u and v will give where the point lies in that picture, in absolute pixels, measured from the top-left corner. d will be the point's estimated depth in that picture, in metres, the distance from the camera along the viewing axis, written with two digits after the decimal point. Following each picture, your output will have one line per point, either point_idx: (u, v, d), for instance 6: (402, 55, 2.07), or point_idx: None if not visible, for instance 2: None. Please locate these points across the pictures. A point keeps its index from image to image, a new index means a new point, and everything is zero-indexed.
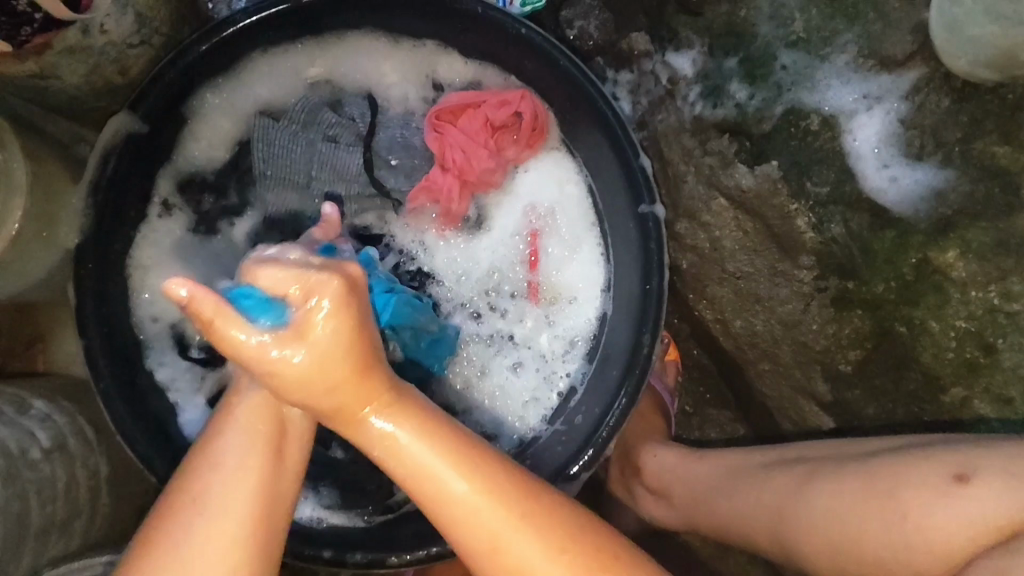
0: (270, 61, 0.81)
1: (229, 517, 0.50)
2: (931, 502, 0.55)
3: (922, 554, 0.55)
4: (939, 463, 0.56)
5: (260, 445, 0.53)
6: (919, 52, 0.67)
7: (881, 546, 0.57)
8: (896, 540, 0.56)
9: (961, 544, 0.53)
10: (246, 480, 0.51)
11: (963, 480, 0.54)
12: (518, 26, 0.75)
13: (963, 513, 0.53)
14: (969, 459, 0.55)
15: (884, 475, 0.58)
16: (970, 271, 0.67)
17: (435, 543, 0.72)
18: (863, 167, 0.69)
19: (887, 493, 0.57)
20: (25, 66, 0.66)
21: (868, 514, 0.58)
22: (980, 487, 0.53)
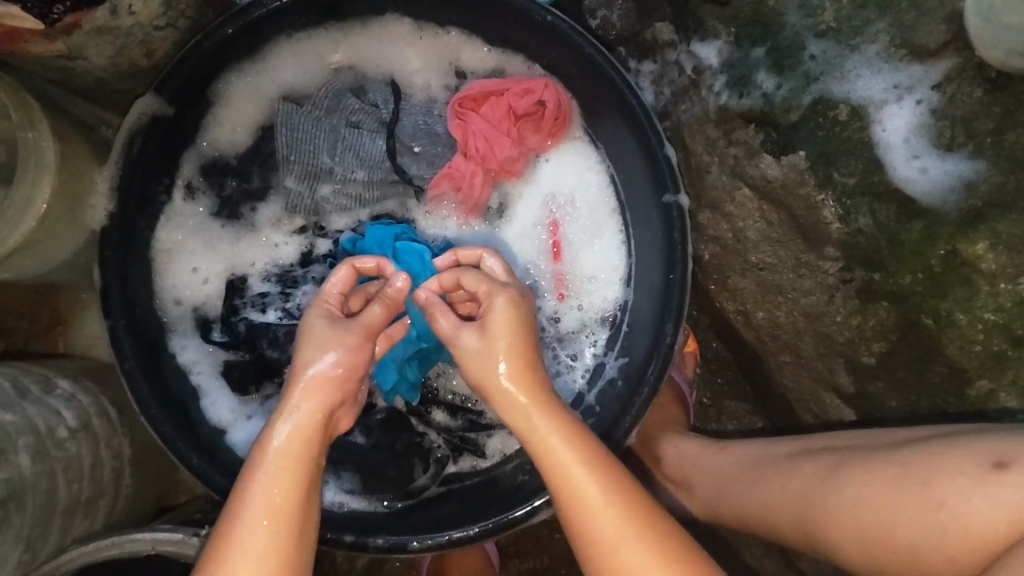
0: (295, 46, 0.81)
1: (271, 552, 0.51)
2: (969, 490, 0.55)
3: (955, 540, 0.55)
4: (974, 451, 0.56)
5: (294, 485, 0.54)
6: (952, 42, 0.66)
7: (915, 534, 0.57)
8: (929, 530, 0.56)
9: (998, 531, 0.53)
10: (283, 510, 0.53)
11: (1001, 468, 0.54)
12: (544, 13, 0.74)
13: (1000, 500, 0.53)
14: (1008, 448, 0.55)
15: (917, 463, 0.58)
16: (1000, 263, 0.66)
17: (456, 529, 0.72)
18: (893, 158, 0.69)
19: (921, 481, 0.57)
20: (54, 46, 0.66)
21: (902, 502, 0.58)
22: (1018, 474, 0.53)
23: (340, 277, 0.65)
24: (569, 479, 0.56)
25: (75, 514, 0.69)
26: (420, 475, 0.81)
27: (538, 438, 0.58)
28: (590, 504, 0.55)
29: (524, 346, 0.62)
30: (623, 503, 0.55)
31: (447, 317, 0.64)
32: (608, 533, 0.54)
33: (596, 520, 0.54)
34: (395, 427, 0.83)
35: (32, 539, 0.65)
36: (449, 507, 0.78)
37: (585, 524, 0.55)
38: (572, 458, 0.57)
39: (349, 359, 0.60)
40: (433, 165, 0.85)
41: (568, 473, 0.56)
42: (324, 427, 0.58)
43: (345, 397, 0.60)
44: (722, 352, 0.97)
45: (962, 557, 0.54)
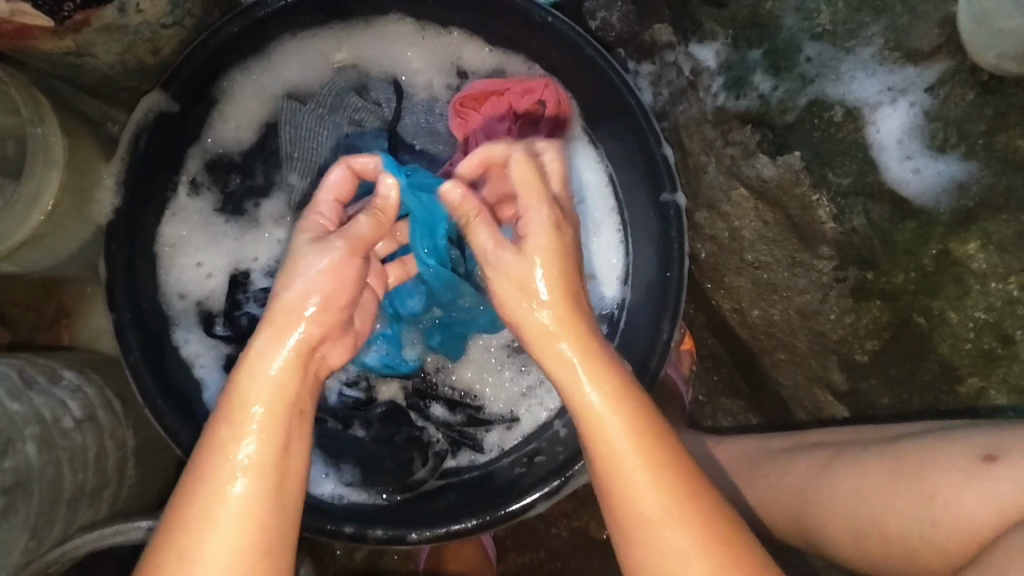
0: (299, 44, 0.82)
1: (243, 504, 0.49)
2: (962, 483, 0.56)
3: (946, 531, 0.56)
4: (967, 445, 0.57)
5: (273, 430, 0.52)
6: (945, 45, 0.68)
7: (906, 526, 0.58)
8: (921, 521, 0.57)
9: (989, 521, 0.54)
10: (266, 452, 0.51)
11: (992, 460, 0.55)
12: (545, 14, 0.75)
13: (991, 492, 0.54)
14: (1000, 442, 0.56)
15: (910, 456, 0.59)
16: (990, 263, 0.67)
17: (454, 522, 0.73)
18: (886, 158, 0.70)
19: (914, 474, 0.58)
20: (62, 43, 0.67)
21: (894, 495, 0.59)
22: (1009, 467, 0.54)
23: (339, 182, 0.61)
24: (610, 438, 0.55)
25: (81, 503, 0.70)
26: (419, 468, 0.82)
27: (574, 392, 0.57)
28: (630, 471, 0.54)
29: (566, 270, 0.62)
30: (660, 467, 0.54)
31: (484, 229, 0.62)
32: (649, 503, 0.53)
33: (633, 489, 0.53)
34: (395, 421, 0.84)
35: (38, 526, 0.66)
36: (448, 499, 0.79)
37: (620, 490, 0.54)
38: (613, 417, 0.56)
39: (328, 288, 0.57)
40: (433, 163, 0.86)
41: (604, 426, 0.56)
42: (303, 370, 0.55)
43: (328, 331, 0.58)
44: (717, 349, 0.98)
45: (951, 547, 0.55)
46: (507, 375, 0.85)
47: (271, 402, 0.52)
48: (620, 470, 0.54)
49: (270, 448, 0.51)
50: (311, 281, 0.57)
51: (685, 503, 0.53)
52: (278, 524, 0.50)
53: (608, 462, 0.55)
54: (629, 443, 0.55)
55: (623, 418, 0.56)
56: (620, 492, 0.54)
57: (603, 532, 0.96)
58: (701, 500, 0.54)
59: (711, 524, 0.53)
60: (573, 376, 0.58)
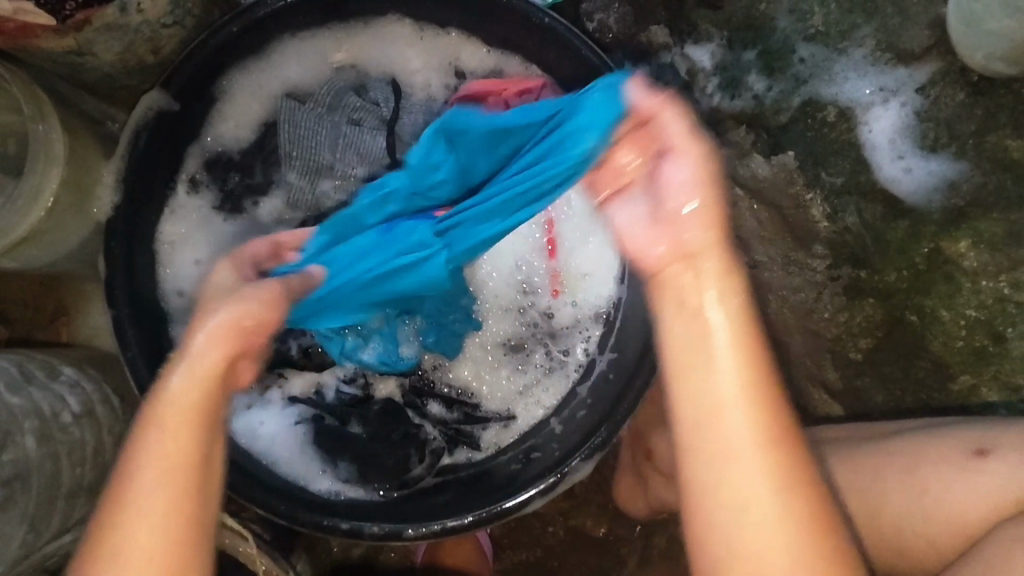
0: (299, 44, 0.84)
1: (153, 508, 0.48)
2: (956, 475, 0.58)
3: (944, 527, 0.57)
4: (960, 440, 0.59)
5: (183, 442, 0.50)
6: (935, 46, 0.69)
7: (900, 519, 0.58)
8: (913, 514, 0.58)
9: (980, 512, 0.56)
10: (178, 466, 0.49)
11: (983, 454, 0.58)
12: (542, 16, 0.77)
13: (984, 487, 0.57)
14: (990, 436, 0.59)
15: (904, 449, 0.60)
16: (981, 261, 0.69)
17: (449, 518, 0.74)
18: (878, 158, 0.71)
19: (908, 468, 0.59)
20: (64, 42, 0.68)
21: (890, 490, 0.59)
22: (999, 459, 0.57)
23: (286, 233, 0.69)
24: (719, 371, 0.49)
25: (79, 498, 0.70)
26: (416, 465, 0.83)
27: (692, 309, 0.50)
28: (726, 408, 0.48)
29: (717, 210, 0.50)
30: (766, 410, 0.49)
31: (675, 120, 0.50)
32: (742, 441, 0.48)
33: (723, 424, 0.48)
34: (393, 419, 0.84)
35: (37, 520, 0.66)
36: (445, 496, 0.80)
37: (715, 425, 0.48)
38: (727, 351, 0.49)
39: (241, 309, 0.52)
40: None
41: (714, 354, 0.49)
42: (222, 382, 0.52)
43: (253, 350, 0.53)
44: None
45: (941, 538, 0.57)
46: (505, 374, 0.86)
47: (185, 419, 0.50)
48: (728, 427, 0.48)
49: (185, 463, 0.49)
50: (230, 300, 0.53)
51: (773, 448, 0.48)
52: (202, 533, 0.49)
53: (712, 397, 0.49)
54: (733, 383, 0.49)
55: (738, 358, 0.49)
56: (711, 426, 0.49)
57: (600, 529, 0.96)
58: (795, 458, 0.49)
59: (807, 485, 0.49)
60: (690, 291, 0.50)
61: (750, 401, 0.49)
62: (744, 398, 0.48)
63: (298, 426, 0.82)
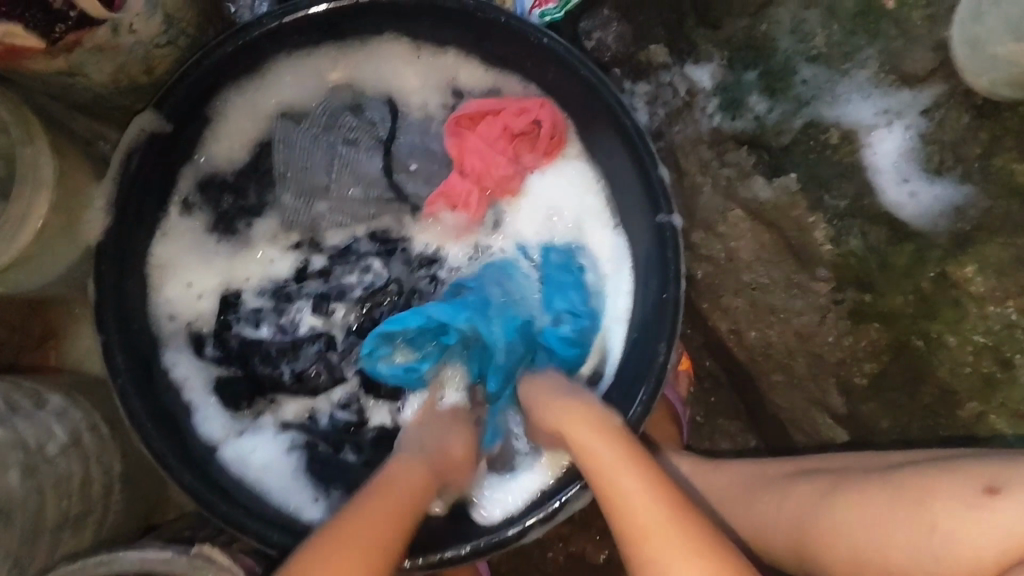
0: (295, 64, 0.82)
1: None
2: (964, 513, 0.54)
3: (949, 568, 0.54)
4: (968, 476, 0.55)
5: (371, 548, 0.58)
6: (940, 69, 0.67)
7: (907, 559, 0.56)
8: (924, 555, 0.55)
9: (992, 556, 0.52)
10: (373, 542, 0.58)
11: (993, 492, 0.53)
12: (541, 36, 0.75)
13: (990, 528, 0.52)
14: (1003, 473, 0.54)
15: (911, 483, 0.58)
16: (988, 287, 0.67)
17: (448, 548, 0.72)
18: (882, 182, 0.70)
19: (915, 503, 0.57)
20: (55, 63, 0.67)
21: (896, 527, 0.57)
22: (1010, 498, 0.52)
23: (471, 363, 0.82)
24: (609, 470, 0.61)
25: (64, 532, 0.68)
26: None
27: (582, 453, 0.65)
28: (612, 475, 0.61)
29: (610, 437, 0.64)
30: (636, 466, 0.61)
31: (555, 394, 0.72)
32: (634, 504, 0.58)
33: (619, 501, 0.59)
34: (386, 445, 0.82)
35: (19, 556, 0.63)
36: (439, 526, 0.78)
37: (612, 498, 0.60)
38: (587, 433, 0.65)
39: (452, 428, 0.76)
40: (429, 183, 0.86)
41: (601, 450, 0.63)
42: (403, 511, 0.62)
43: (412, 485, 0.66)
44: (714, 370, 0.97)
45: None
46: None
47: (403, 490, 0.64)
48: (619, 498, 0.59)
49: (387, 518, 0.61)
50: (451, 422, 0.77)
51: (655, 492, 0.58)
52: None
53: (611, 500, 0.60)
54: (604, 445, 0.63)
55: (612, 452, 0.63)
56: (607, 498, 0.60)
57: (601, 555, 0.94)
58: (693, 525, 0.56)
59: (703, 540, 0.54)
60: (587, 450, 0.64)
61: (643, 472, 0.60)
62: (614, 456, 0.62)
63: (291, 453, 0.81)
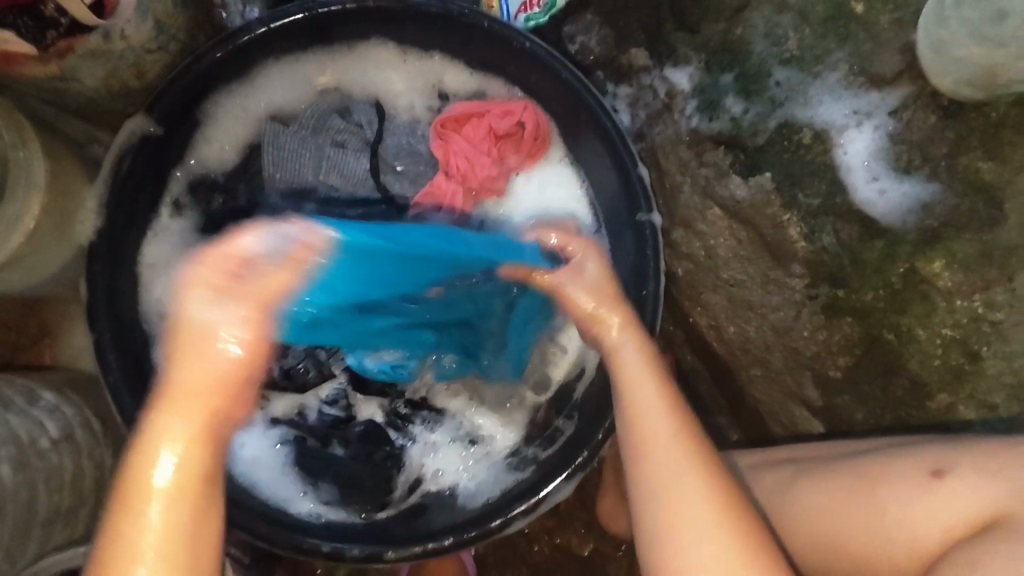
0: (283, 69, 0.84)
1: (157, 530, 0.47)
2: (912, 496, 0.58)
3: (902, 547, 0.57)
4: (916, 463, 0.59)
5: (200, 450, 0.48)
6: (907, 71, 0.69)
7: (860, 539, 0.60)
8: (875, 535, 0.59)
9: (936, 535, 0.56)
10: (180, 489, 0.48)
11: (938, 475, 0.58)
12: (524, 40, 0.77)
13: (938, 508, 0.56)
14: (948, 457, 0.58)
15: (866, 470, 0.62)
16: (956, 281, 0.69)
17: (430, 539, 0.74)
18: (853, 180, 0.71)
19: (868, 488, 0.61)
20: (47, 69, 0.68)
21: (850, 511, 0.61)
22: (954, 480, 0.57)
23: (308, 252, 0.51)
24: (646, 418, 0.62)
25: (56, 525, 0.70)
26: (398, 485, 0.83)
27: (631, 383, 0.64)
28: (656, 440, 0.61)
29: (651, 372, 0.65)
30: (681, 439, 0.60)
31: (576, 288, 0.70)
32: (687, 485, 0.57)
33: (658, 454, 0.60)
34: (374, 440, 0.85)
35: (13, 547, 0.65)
36: (426, 518, 0.79)
37: (655, 472, 0.59)
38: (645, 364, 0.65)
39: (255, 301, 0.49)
40: (415, 184, 0.87)
41: (639, 398, 0.63)
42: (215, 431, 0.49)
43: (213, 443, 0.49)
44: (697, 366, 0.99)
45: (899, 561, 0.57)
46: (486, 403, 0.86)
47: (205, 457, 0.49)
48: (683, 485, 0.58)
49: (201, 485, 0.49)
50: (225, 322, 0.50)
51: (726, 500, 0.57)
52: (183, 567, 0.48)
53: (642, 451, 0.61)
54: (658, 418, 0.62)
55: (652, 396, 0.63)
56: (648, 467, 0.60)
57: (585, 548, 0.96)
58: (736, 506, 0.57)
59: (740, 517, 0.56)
60: (629, 376, 0.65)
61: (699, 454, 0.60)
62: (668, 425, 0.61)
63: (281, 447, 0.83)
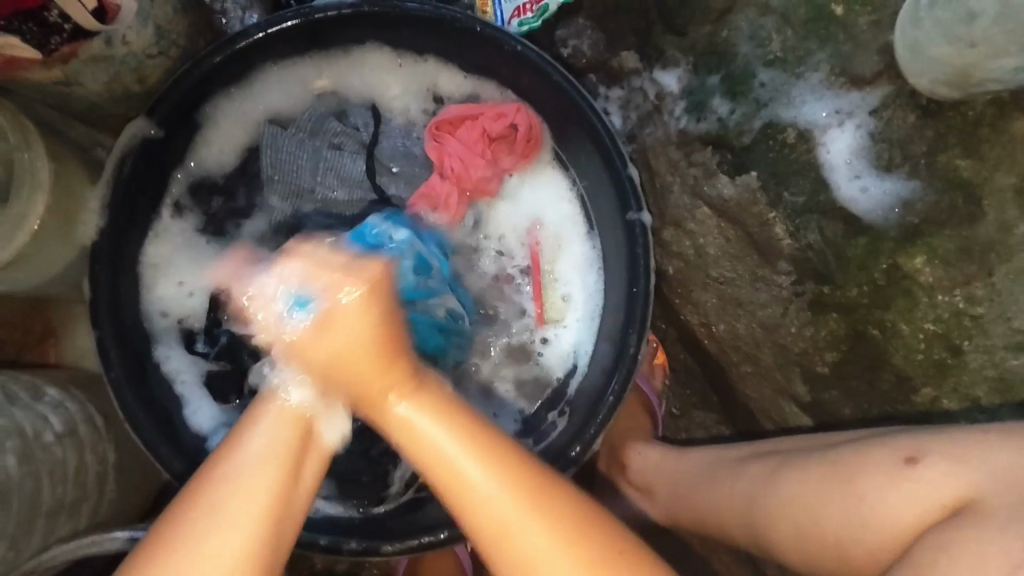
0: (281, 73, 0.86)
1: (262, 498, 0.50)
2: (886, 483, 0.60)
3: (876, 532, 0.60)
4: (893, 450, 0.62)
5: (293, 437, 0.53)
6: (886, 71, 0.71)
7: (840, 525, 0.62)
8: (853, 521, 0.61)
9: (908, 520, 0.58)
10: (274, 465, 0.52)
11: (912, 463, 0.59)
12: (515, 44, 0.79)
13: (912, 493, 0.58)
14: (922, 445, 0.60)
15: (845, 459, 0.64)
16: (936, 276, 0.71)
17: (427, 532, 0.75)
18: (836, 178, 0.73)
19: (846, 476, 0.63)
20: (52, 73, 0.71)
21: (829, 499, 0.63)
22: (927, 467, 0.58)
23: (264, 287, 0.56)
24: (442, 456, 0.52)
25: (60, 517, 0.72)
26: (394, 481, 0.84)
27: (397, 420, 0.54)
28: (457, 479, 0.52)
29: (389, 344, 0.54)
30: (494, 469, 0.52)
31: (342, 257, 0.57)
32: (495, 511, 0.51)
33: (465, 490, 0.52)
34: (371, 435, 0.84)
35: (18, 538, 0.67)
36: (421, 512, 0.80)
37: (465, 508, 0.52)
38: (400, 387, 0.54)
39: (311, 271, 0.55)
40: (410, 185, 0.90)
41: (441, 451, 0.53)
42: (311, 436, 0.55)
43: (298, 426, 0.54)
44: (689, 363, 1.01)
45: (876, 546, 0.60)
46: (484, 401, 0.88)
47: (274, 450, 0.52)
48: (471, 511, 0.52)
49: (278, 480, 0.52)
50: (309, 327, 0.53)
51: (539, 501, 0.52)
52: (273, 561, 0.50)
53: (456, 496, 0.52)
54: (470, 461, 0.52)
55: (449, 428, 0.53)
56: (467, 513, 0.52)
57: None
58: (573, 519, 0.52)
59: (566, 528, 0.52)
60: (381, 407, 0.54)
61: (500, 466, 0.52)
62: (457, 449, 0.52)
63: None
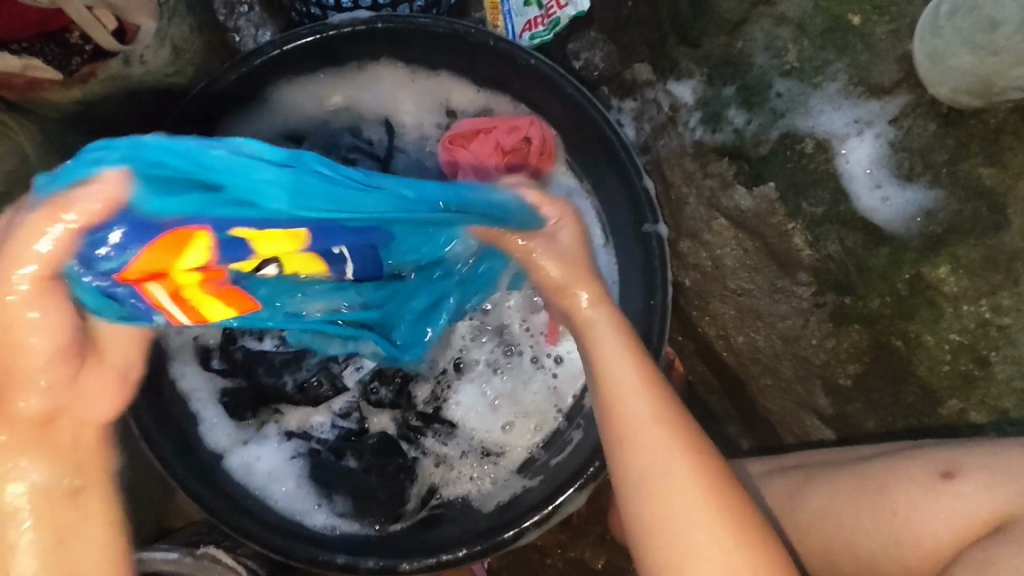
0: (296, 89, 0.86)
1: None
2: (920, 499, 0.61)
3: (913, 549, 0.62)
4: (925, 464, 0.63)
5: None
6: (905, 80, 0.69)
7: (874, 541, 0.63)
8: (887, 537, 0.63)
9: (944, 535, 0.60)
10: None
11: (948, 478, 0.61)
12: (529, 57, 0.79)
13: (946, 510, 0.60)
14: (957, 459, 0.61)
15: (875, 475, 0.64)
16: (961, 286, 0.70)
17: (445, 551, 0.74)
18: (856, 188, 0.72)
19: (878, 492, 0.64)
20: (70, 93, 0.71)
21: (859, 513, 0.65)
22: (963, 483, 0.60)
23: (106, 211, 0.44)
24: (625, 408, 0.61)
25: None
26: (411, 498, 0.84)
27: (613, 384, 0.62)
28: (639, 429, 0.59)
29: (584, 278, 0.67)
30: (683, 438, 0.59)
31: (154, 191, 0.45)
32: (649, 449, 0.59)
33: (638, 439, 0.59)
34: (386, 452, 0.84)
35: None
36: (440, 528, 0.80)
37: (634, 455, 0.59)
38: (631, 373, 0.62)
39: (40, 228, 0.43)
40: None
41: (625, 401, 0.61)
42: None
43: None
44: (706, 376, 1.00)
45: (915, 564, 0.62)
46: (498, 419, 0.86)
47: None
48: (648, 462, 0.59)
49: None
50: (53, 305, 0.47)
51: (698, 467, 0.58)
52: None
53: (620, 443, 0.60)
54: (645, 414, 0.60)
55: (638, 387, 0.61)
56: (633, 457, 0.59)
57: (599, 560, 0.96)
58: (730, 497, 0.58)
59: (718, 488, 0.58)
60: (626, 392, 0.61)
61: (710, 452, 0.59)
62: (641, 405, 0.60)
63: (296, 459, 0.84)
